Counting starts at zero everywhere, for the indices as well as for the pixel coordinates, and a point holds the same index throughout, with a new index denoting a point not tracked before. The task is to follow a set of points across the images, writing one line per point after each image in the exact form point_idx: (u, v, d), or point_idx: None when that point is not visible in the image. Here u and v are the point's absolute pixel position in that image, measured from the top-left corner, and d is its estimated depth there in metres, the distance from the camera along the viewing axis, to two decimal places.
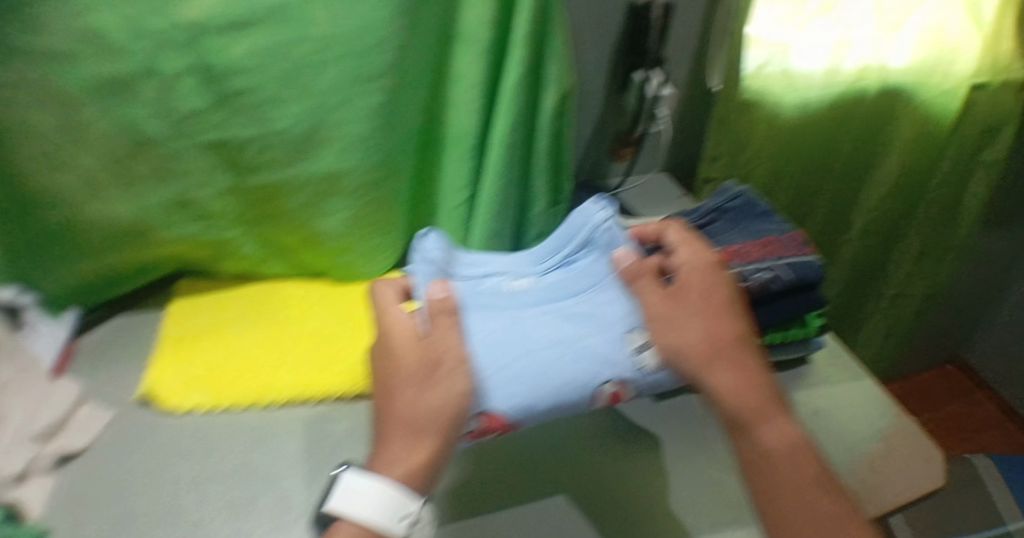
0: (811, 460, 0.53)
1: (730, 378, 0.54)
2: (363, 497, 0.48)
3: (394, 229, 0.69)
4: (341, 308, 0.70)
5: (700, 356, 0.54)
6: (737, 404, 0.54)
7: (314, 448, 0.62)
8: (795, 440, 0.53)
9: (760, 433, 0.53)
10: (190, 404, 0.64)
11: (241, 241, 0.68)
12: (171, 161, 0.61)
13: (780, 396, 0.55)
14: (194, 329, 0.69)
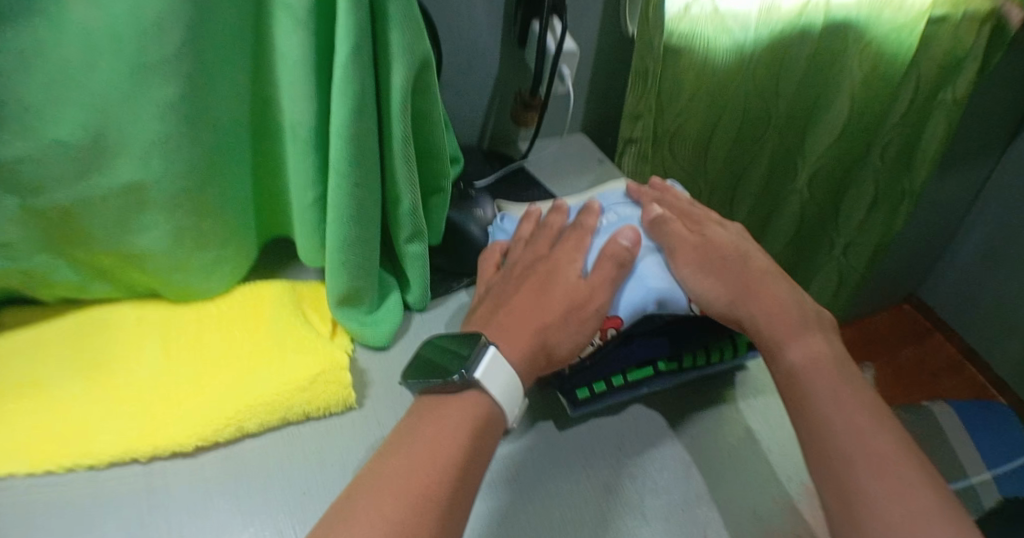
0: (840, 373, 0.52)
1: (768, 298, 0.57)
2: (505, 379, 0.49)
3: (238, 238, 0.60)
4: (188, 332, 0.59)
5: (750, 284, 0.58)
6: (767, 328, 0.56)
7: (148, 519, 0.50)
8: (816, 352, 0.53)
9: (787, 353, 0.54)
10: (7, 468, 0.50)
11: (54, 271, 0.56)
12: None
13: (808, 316, 0.56)
14: (15, 376, 0.54)
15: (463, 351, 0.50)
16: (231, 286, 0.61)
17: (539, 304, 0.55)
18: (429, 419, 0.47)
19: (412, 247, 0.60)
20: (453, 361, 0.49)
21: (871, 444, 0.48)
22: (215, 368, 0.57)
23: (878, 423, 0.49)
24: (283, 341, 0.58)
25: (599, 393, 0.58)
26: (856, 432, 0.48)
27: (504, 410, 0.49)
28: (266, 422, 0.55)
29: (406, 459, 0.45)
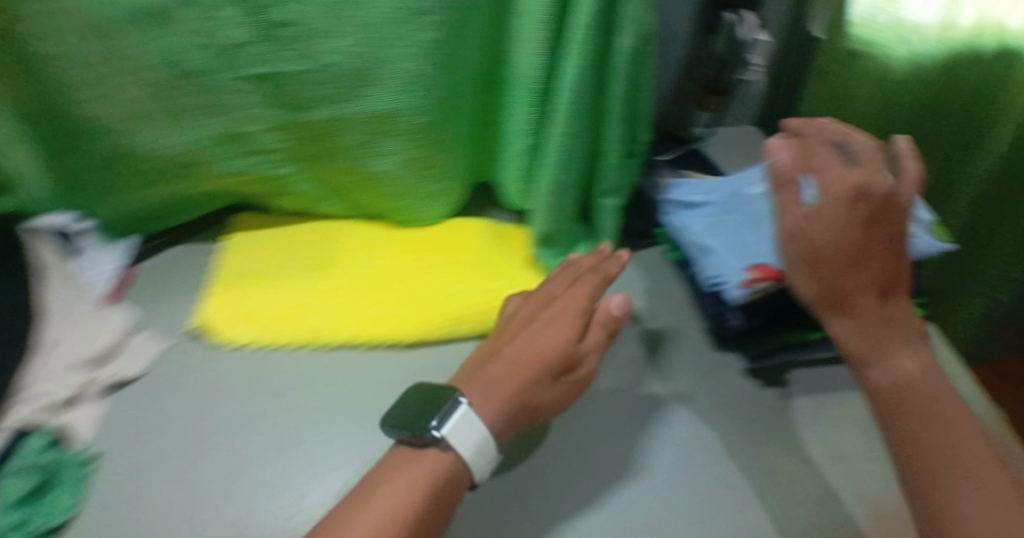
0: (937, 388, 0.50)
1: (903, 308, 0.52)
2: (476, 438, 0.49)
3: (454, 173, 0.67)
4: (400, 250, 0.68)
5: (875, 290, 0.51)
6: (855, 344, 0.51)
7: (365, 398, 0.61)
8: (917, 368, 0.50)
9: (889, 366, 0.50)
10: (244, 337, 0.63)
11: (296, 178, 0.66)
12: (220, 93, 0.61)
13: (908, 326, 0.51)
14: (252, 266, 0.67)
15: (438, 403, 0.51)
16: (444, 216, 0.69)
17: (532, 347, 0.54)
18: (391, 477, 0.48)
19: (609, 199, 0.67)
20: (421, 417, 0.50)
21: (987, 474, 0.45)
22: (424, 283, 0.66)
23: (980, 446, 0.47)
24: (483, 268, 0.66)
25: (770, 348, 0.63)
26: (956, 455, 0.46)
27: (471, 468, 0.49)
28: (471, 334, 0.64)
29: (377, 516, 0.46)
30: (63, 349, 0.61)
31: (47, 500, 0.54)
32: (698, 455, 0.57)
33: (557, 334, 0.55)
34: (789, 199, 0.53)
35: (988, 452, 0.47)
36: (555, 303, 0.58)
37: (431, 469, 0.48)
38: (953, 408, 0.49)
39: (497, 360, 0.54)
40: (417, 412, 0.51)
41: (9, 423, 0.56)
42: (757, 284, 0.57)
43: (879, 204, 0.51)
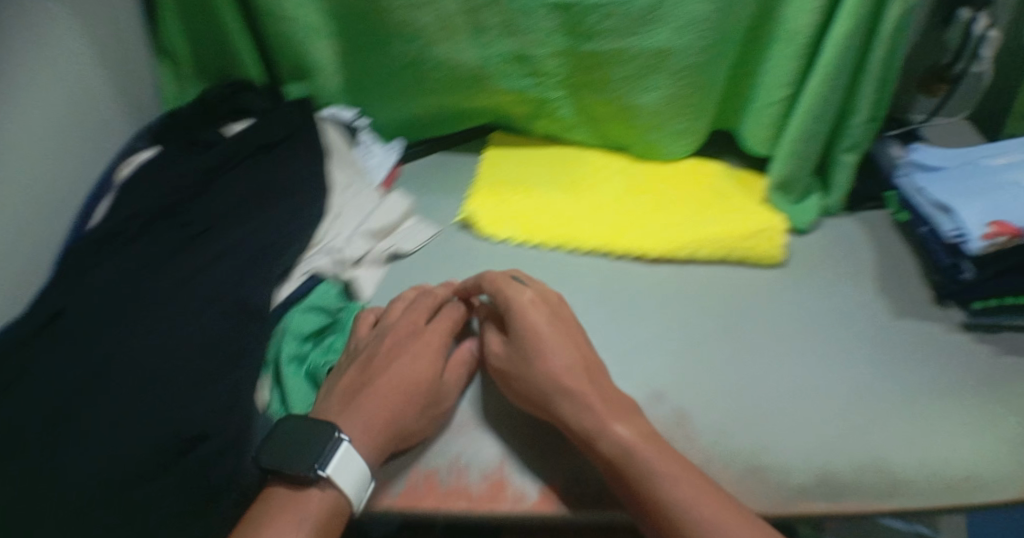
0: (682, 468, 0.53)
1: (582, 401, 0.57)
2: (355, 472, 0.54)
3: (706, 116, 0.72)
4: (644, 179, 0.75)
5: (545, 384, 0.58)
6: (583, 421, 0.56)
7: (615, 297, 0.68)
8: (636, 436, 0.54)
9: (606, 443, 0.55)
10: (503, 234, 0.71)
11: (561, 103, 0.74)
12: (519, 15, 0.68)
13: (627, 400, 0.58)
14: (507, 177, 0.74)
15: (316, 443, 0.54)
16: (686, 155, 0.75)
17: (392, 378, 0.59)
18: (299, 497, 0.53)
19: (848, 156, 0.73)
20: (305, 455, 0.53)
21: (730, 523, 0.49)
22: (667, 208, 0.72)
23: (709, 487, 0.52)
24: (726, 203, 0.72)
25: (1000, 305, 0.67)
26: (698, 508, 0.50)
27: (351, 500, 0.53)
28: (710, 256, 0.70)
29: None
30: (352, 219, 0.71)
31: (330, 341, 0.64)
32: (920, 391, 0.64)
33: (417, 364, 0.60)
34: (511, 290, 0.63)
35: (726, 495, 0.52)
36: (427, 332, 0.62)
37: (317, 504, 0.52)
38: (703, 508, 0.50)
39: (374, 388, 0.58)
40: (286, 450, 0.54)
41: (309, 266, 0.66)
42: (996, 237, 0.63)
43: (510, 298, 0.62)
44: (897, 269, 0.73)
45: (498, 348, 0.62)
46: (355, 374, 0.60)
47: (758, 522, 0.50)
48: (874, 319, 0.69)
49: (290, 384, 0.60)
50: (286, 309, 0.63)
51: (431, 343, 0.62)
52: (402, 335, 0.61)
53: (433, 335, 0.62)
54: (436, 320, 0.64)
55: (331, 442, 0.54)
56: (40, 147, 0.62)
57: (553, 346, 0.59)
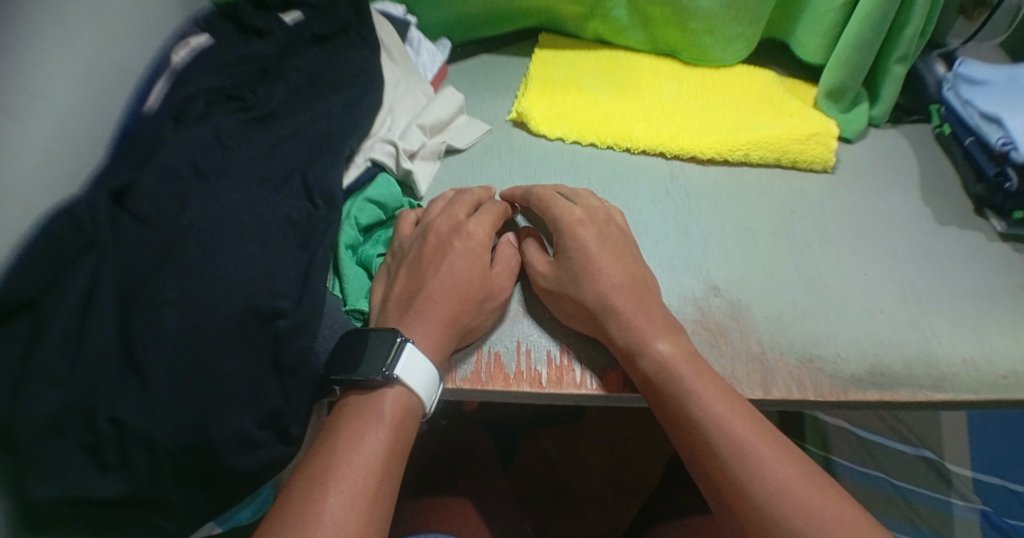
0: (723, 387, 0.53)
1: (633, 315, 0.56)
2: (424, 373, 0.53)
3: (759, 20, 0.73)
4: (696, 83, 0.75)
5: (594, 298, 0.57)
6: (629, 334, 0.55)
7: (674, 192, 0.69)
8: (677, 351, 0.54)
9: (653, 353, 0.54)
10: (556, 134, 0.71)
11: (615, 4, 0.74)
12: None
13: (672, 317, 0.57)
14: (558, 78, 0.75)
15: (383, 347, 0.54)
16: (737, 61, 0.76)
17: (452, 280, 0.57)
18: (373, 401, 0.53)
19: (898, 67, 0.75)
20: (372, 361, 0.53)
21: (757, 441, 0.50)
22: (719, 112, 0.73)
23: (747, 410, 0.52)
24: (778, 108, 0.73)
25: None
26: (725, 426, 0.50)
27: (421, 399, 0.54)
28: (763, 159, 0.71)
29: (376, 443, 0.51)
30: (407, 112, 0.70)
31: (383, 233, 0.66)
32: (960, 291, 0.66)
33: (466, 265, 0.58)
34: (558, 207, 0.61)
35: (760, 416, 0.52)
36: (473, 238, 0.60)
37: (390, 406, 0.53)
38: (741, 422, 0.51)
39: (427, 292, 0.57)
40: (357, 352, 0.54)
41: (369, 155, 0.65)
42: None
43: (573, 216, 0.60)
44: (940, 181, 0.74)
45: (543, 268, 0.60)
46: (404, 277, 0.59)
47: (783, 441, 0.51)
48: (920, 224, 0.71)
49: (348, 273, 0.62)
50: (347, 197, 0.64)
51: (477, 240, 0.60)
52: (444, 233, 0.59)
53: (482, 241, 0.60)
54: (479, 213, 0.62)
55: (395, 347, 0.53)
56: (102, 25, 0.63)
57: (609, 260, 0.58)
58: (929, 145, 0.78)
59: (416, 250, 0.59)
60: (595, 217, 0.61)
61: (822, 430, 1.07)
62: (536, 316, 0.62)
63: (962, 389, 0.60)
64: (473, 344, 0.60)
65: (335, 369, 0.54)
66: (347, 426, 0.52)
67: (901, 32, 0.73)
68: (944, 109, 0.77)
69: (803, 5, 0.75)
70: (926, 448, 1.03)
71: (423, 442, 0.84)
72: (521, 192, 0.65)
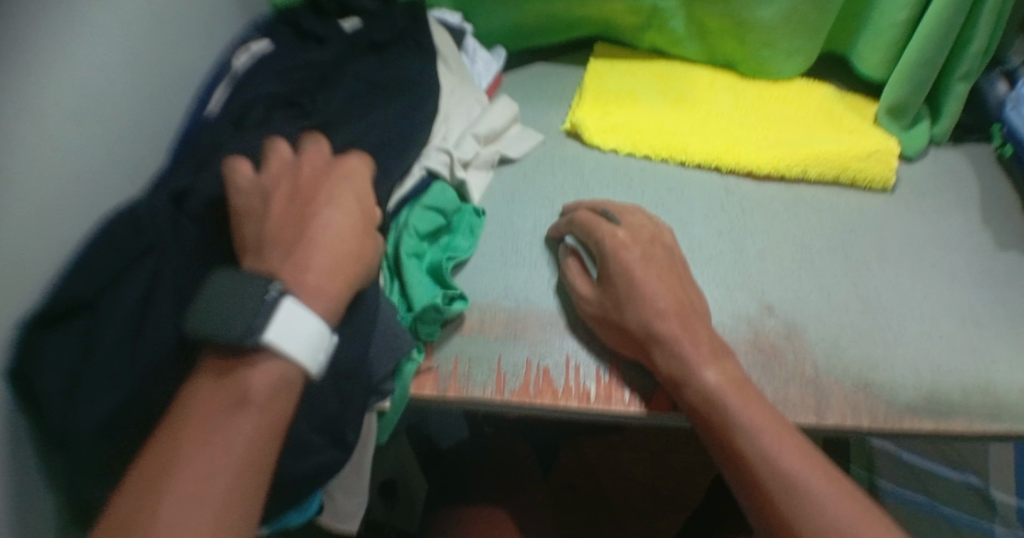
0: (774, 417, 0.52)
1: (688, 335, 0.55)
2: (307, 330, 0.47)
3: (820, 34, 0.72)
4: (752, 96, 0.74)
5: (640, 324, 0.56)
6: (674, 361, 0.55)
7: (729, 209, 0.68)
8: (725, 379, 0.53)
9: (700, 380, 0.53)
10: (610, 145, 0.71)
11: (673, 15, 0.73)
12: None
13: (721, 342, 0.56)
14: (612, 88, 0.74)
15: (253, 304, 0.46)
16: (795, 75, 0.75)
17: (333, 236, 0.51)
18: (239, 373, 0.46)
19: (961, 85, 0.73)
20: (240, 319, 0.46)
21: (804, 473, 0.49)
22: (776, 126, 0.72)
23: (799, 440, 0.51)
24: (835, 125, 0.72)
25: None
26: (775, 455, 0.50)
27: (303, 367, 0.47)
28: (821, 176, 0.70)
29: (247, 428, 0.44)
30: (462, 120, 0.70)
31: (449, 240, 0.65)
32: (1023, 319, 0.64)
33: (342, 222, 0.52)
34: (601, 230, 0.61)
35: (809, 447, 0.51)
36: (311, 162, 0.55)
37: (261, 383, 0.46)
38: (792, 455, 0.50)
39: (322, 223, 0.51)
40: (235, 302, 0.47)
41: (424, 164, 0.65)
42: None
43: (619, 241, 0.59)
44: (1001, 203, 0.73)
45: (588, 293, 0.60)
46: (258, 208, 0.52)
47: (830, 472, 0.50)
48: (981, 247, 0.69)
49: (411, 278, 0.60)
50: (400, 208, 0.63)
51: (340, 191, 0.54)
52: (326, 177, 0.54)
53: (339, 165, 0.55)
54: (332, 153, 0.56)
55: (267, 302, 0.46)
56: (166, 29, 0.64)
57: (657, 285, 0.57)
58: (990, 165, 0.77)
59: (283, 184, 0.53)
60: (644, 240, 0.60)
61: (869, 454, 1.04)
62: (588, 331, 0.61)
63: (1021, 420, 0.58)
64: (523, 357, 0.60)
65: (198, 322, 0.47)
66: (203, 403, 0.45)
67: (967, 49, 0.71)
68: (1006, 130, 0.75)
69: (865, 20, 0.74)
70: (971, 471, 1.00)
71: (464, 450, 0.84)
72: (564, 220, 0.64)
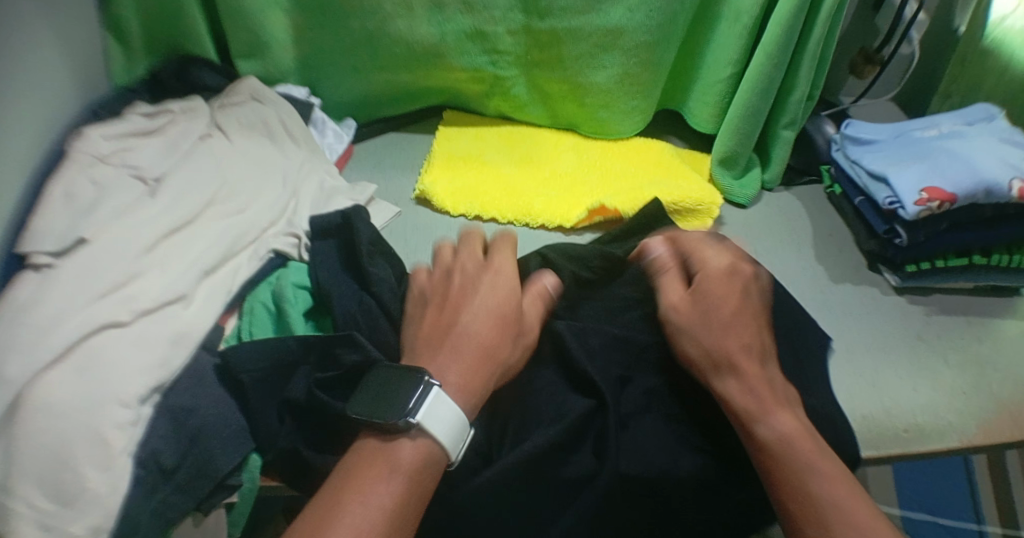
0: (839, 471, 0.49)
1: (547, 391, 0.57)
2: (452, 419, 0.50)
3: (652, 93, 0.76)
4: (596, 154, 0.78)
5: (713, 351, 0.54)
6: (747, 399, 0.52)
7: None
8: (794, 429, 0.51)
9: (772, 421, 0.51)
10: (463, 209, 0.72)
11: (516, 81, 0.76)
12: None
13: (790, 392, 0.54)
14: (460, 152, 0.76)
15: (407, 389, 0.50)
16: (633, 131, 0.79)
17: (478, 331, 0.54)
18: (391, 444, 0.49)
19: (786, 132, 0.79)
20: (395, 402, 0.49)
21: (869, 524, 0.46)
22: (619, 182, 0.75)
23: (861, 495, 0.48)
24: (676, 177, 0.76)
25: (931, 267, 0.75)
26: (845, 516, 0.47)
27: (446, 450, 0.50)
28: None
29: (387, 494, 0.47)
30: (304, 195, 0.70)
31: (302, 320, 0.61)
32: (859, 350, 0.69)
33: (493, 299, 0.56)
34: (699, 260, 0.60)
35: (869, 502, 0.48)
36: (500, 273, 0.58)
37: (409, 456, 0.49)
38: (850, 498, 0.48)
39: (458, 333, 0.54)
40: (386, 388, 0.51)
41: (267, 245, 0.64)
42: (928, 202, 0.70)
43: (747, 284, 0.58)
44: (834, 239, 0.79)
45: (676, 309, 0.57)
46: (475, 322, 0.55)
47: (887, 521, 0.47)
48: (819, 284, 0.75)
49: (256, 320, 0.60)
50: (246, 291, 0.62)
51: (503, 274, 0.58)
52: (470, 272, 0.58)
53: (512, 277, 0.58)
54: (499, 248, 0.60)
55: (422, 387, 0.50)
56: None
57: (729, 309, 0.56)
58: (824, 203, 0.83)
59: (442, 291, 0.57)
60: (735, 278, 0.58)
61: None
62: None
63: (868, 446, 0.62)
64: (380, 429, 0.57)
65: (363, 403, 0.50)
66: (357, 462, 0.49)
67: (788, 100, 0.77)
68: (833, 168, 0.82)
69: (694, 77, 0.79)
70: None
71: None
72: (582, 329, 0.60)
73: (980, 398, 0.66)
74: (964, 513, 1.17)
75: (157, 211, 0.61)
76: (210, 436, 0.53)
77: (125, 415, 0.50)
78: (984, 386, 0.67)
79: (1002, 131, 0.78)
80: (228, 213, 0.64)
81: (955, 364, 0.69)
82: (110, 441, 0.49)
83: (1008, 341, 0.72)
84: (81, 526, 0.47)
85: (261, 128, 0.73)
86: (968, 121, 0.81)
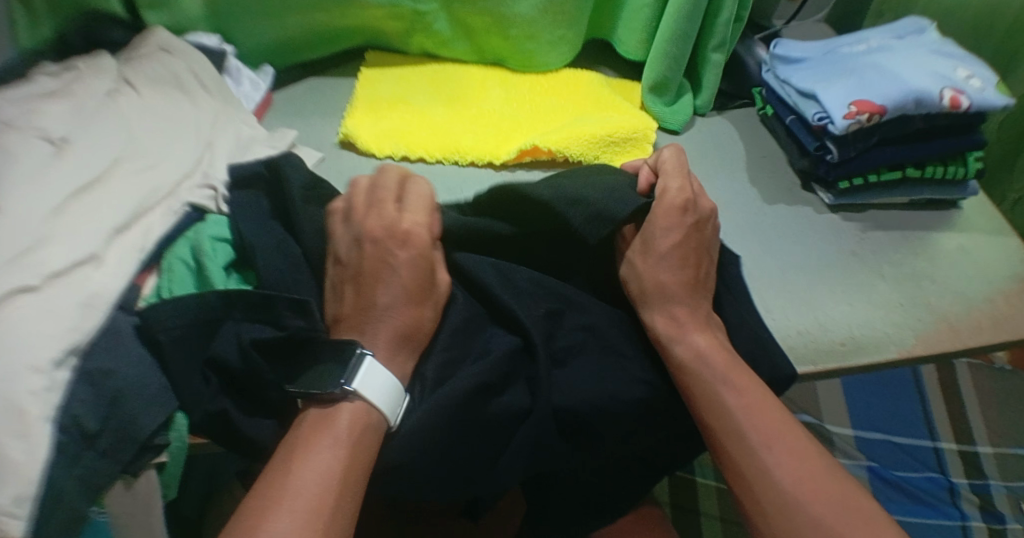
0: (754, 385, 0.54)
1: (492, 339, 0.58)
2: (388, 386, 0.51)
3: (577, 22, 0.74)
4: (524, 88, 0.76)
5: (647, 278, 0.58)
6: (670, 323, 0.57)
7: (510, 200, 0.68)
8: (711, 346, 0.55)
9: (694, 339, 0.55)
10: (388, 151, 0.70)
11: (437, 16, 0.74)
12: None
13: (710, 314, 0.58)
14: (384, 94, 0.74)
15: (340, 362, 0.51)
16: (561, 63, 0.77)
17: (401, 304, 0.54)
18: (334, 416, 0.50)
19: (715, 56, 0.78)
20: (331, 373, 0.51)
21: (780, 436, 0.52)
22: (548, 116, 0.73)
23: (773, 406, 0.53)
24: (605, 107, 0.75)
25: (864, 184, 0.75)
26: (757, 420, 0.52)
27: (384, 414, 0.51)
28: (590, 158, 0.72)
29: (333, 460, 0.48)
30: (220, 147, 0.67)
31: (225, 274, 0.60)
32: (797, 269, 0.70)
33: (411, 272, 0.55)
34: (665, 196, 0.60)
35: (783, 414, 0.53)
36: (412, 241, 0.56)
37: (348, 421, 0.50)
38: (765, 411, 0.53)
39: (380, 310, 0.54)
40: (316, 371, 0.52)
41: (183, 199, 0.62)
42: (857, 115, 0.70)
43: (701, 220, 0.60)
44: (768, 162, 0.80)
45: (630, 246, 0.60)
46: (394, 297, 0.54)
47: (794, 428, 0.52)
48: (755, 207, 0.75)
49: (173, 277, 0.58)
50: (163, 248, 0.60)
51: (415, 242, 0.56)
52: (380, 239, 0.56)
53: (422, 244, 0.56)
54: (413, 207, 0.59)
55: (354, 358, 0.51)
56: None
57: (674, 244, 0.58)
58: (759, 127, 0.83)
59: (354, 253, 0.56)
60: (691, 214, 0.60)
61: None
62: None
63: (804, 362, 0.63)
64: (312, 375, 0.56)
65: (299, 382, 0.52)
66: (305, 435, 0.50)
67: (714, 23, 0.76)
68: (766, 90, 0.82)
69: (621, 3, 0.77)
70: None
71: None
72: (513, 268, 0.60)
73: (913, 309, 0.68)
74: (918, 432, 1.21)
75: (62, 172, 0.58)
76: (133, 395, 0.52)
77: (38, 380, 0.48)
78: (917, 297, 0.69)
79: (929, 42, 0.78)
80: (139, 170, 0.61)
81: (891, 278, 0.71)
82: (26, 408, 0.47)
83: (940, 253, 0.74)
84: (2, 496, 0.45)
85: (170, 80, 0.69)
86: (898, 34, 0.81)
